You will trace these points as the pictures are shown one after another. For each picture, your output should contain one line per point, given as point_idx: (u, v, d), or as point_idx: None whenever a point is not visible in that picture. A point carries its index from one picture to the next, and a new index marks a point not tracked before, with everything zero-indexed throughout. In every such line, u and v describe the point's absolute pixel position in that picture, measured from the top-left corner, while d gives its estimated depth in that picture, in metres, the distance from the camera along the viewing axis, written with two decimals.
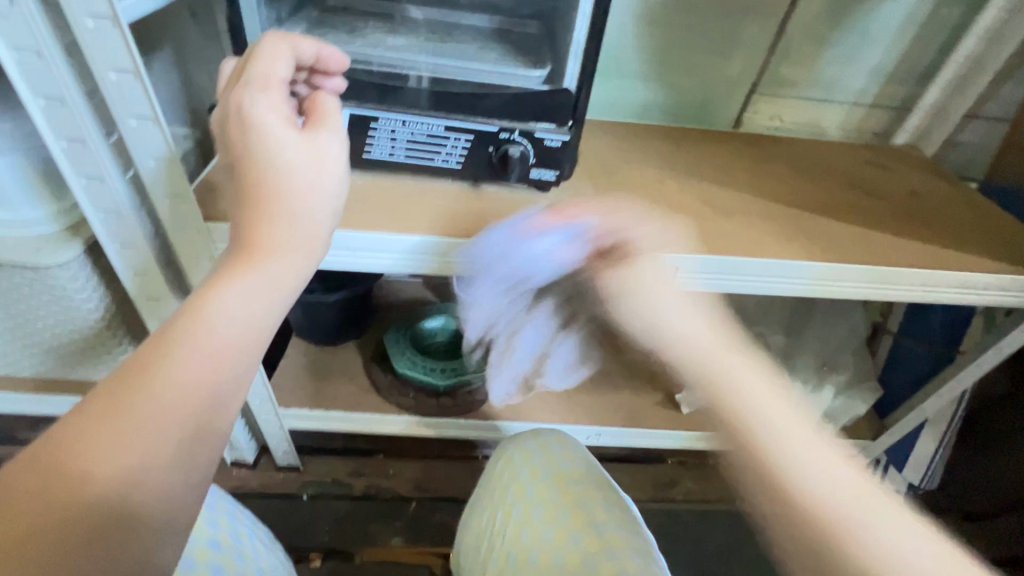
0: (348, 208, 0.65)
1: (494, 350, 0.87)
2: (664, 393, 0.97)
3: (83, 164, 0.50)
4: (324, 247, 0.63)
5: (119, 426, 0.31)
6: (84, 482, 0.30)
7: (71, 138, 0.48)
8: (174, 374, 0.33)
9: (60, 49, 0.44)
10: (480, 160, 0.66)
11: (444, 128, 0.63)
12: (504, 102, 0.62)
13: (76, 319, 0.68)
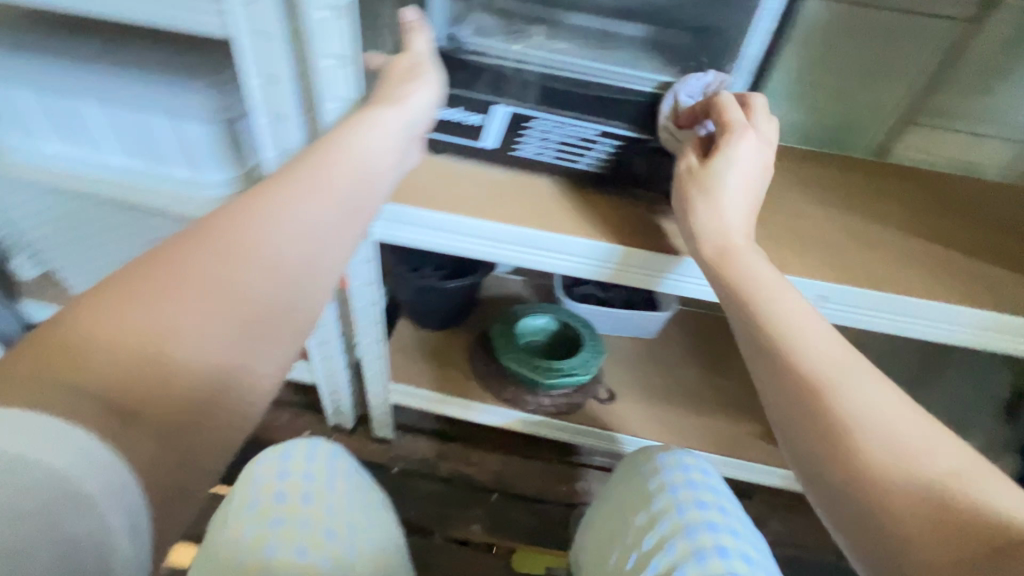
0: (490, 201, 0.67)
1: (597, 355, 0.87)
2: (764, 426, 0.92)
3: (284, 136, 0.56)
4: (464, 235, 0.66)
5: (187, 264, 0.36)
6: (146, 316, 0.34)
7: (279, 113, 0.54)
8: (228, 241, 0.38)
9: (288, 35, 0.49)
10: (624, 166, 0.66)
11: (595, 132, 0.64)
12: (662, 112, 0.62)
13: None
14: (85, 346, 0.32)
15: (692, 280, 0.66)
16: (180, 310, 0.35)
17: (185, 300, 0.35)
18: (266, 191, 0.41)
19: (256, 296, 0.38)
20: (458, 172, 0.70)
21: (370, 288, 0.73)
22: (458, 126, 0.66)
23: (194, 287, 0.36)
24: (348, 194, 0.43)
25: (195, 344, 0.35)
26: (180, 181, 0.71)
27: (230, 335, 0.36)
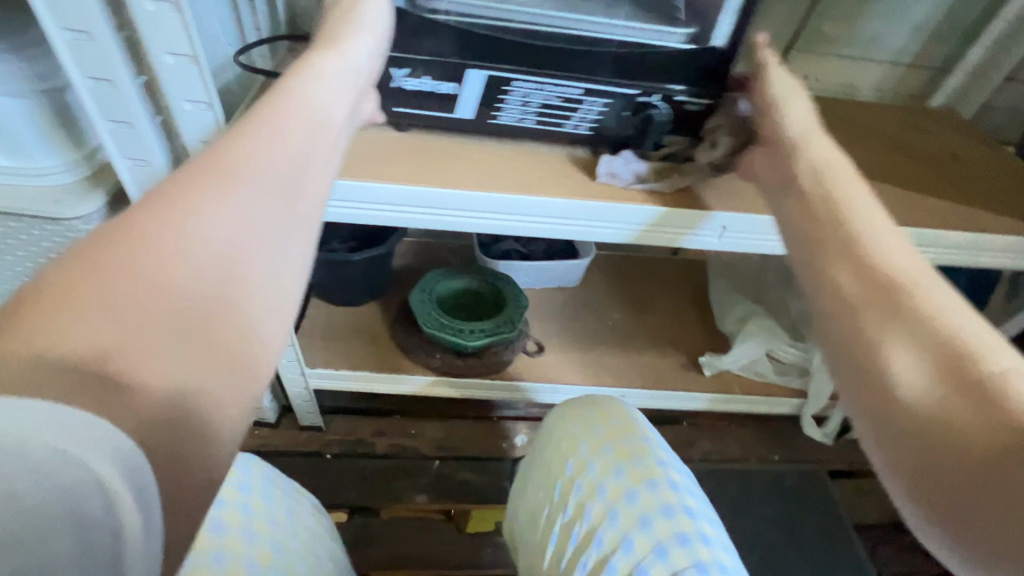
0: (380, 161, 0.60)
1: (521, 312, 0.86)
2: (686, 355, 0.96)
3: (111, 104, 0.48)
4: (355, 201, 0.58)
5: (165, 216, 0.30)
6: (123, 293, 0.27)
7: (98, 76, 0.46)
8: (209, 196, 0.31)
9: None
10: (615, 125, 0.61)
11: (580, 91, 0.58)
12: (650, 63, 0.57)
13: None
14: (44, 312, 0.25)
15: (613, 226, 0.62)
16: (151, 283, 0.28)
17: (152, 272, 0.28)
18: (233, 140, 0.34)
19: (232, 268, 0.31)
20: None
21: None
22: (429, 97, 0.58)
23: (165, 251, 0.29)
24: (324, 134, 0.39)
25: (170, 324, 0.28)
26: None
27: (211, 320, 0.29)
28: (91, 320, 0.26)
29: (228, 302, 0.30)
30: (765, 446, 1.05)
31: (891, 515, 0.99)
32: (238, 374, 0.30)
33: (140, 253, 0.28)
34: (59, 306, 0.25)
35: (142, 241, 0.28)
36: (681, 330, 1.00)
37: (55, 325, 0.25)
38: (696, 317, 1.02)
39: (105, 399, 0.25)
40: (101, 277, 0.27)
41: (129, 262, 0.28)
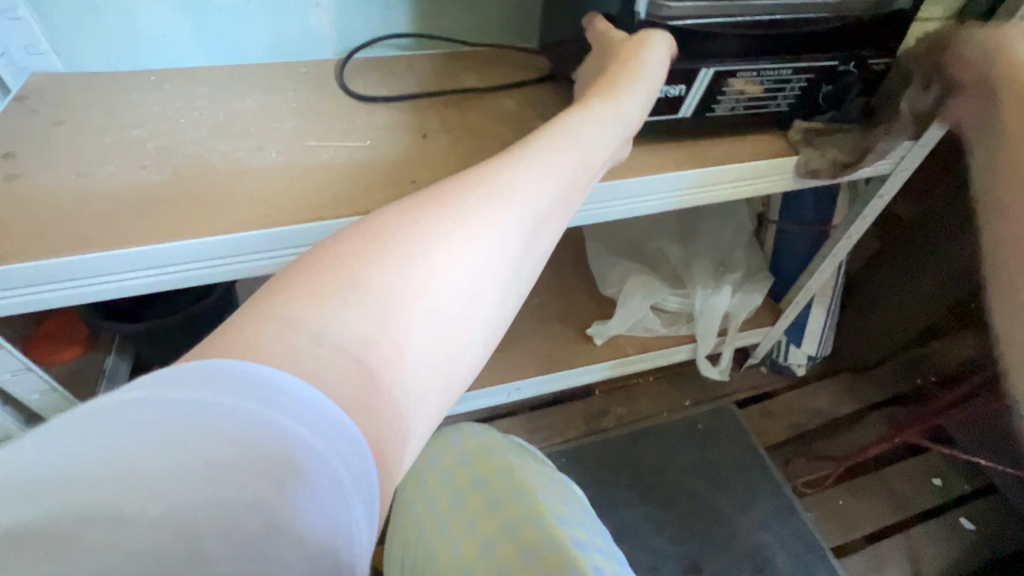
0: (138, 219, 0.49)
1: None
2: (576, 329, 0.94)
3: None
4: (119, 274, 0.48)
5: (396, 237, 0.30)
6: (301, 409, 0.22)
7: None
8: (378, 298, 0.27)
9: None
10: (811, 97, 0.63)
11: (792, 71, 0.60)
12: (787, 42, 0.58)
13: None
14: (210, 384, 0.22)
15: None
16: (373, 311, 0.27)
17: (369, 296, 0.27)
18: (511, 182, 0.34)
19: (469, 320, 0.31)
20: (85, 192, 0.51)
21: (30, 379, 0.53)
22: (659, 104, 0.58)
23: (381, 275, 0.28)
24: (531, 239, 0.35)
25: (400, 364, 0.27)
26: None
27: (414, 367, 0.28)
28: (335, 338, 0.25)
29: (441, 352, 0.29)
30: (675, 395, 1.06)
31: (797, 428, 1.04)
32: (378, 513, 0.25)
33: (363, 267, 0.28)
34: (248, 379, 0.22)
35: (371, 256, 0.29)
36: (568, 305, 0.97)
37: (277, 329, 0.25)
38: (579, 288, 1.00)
39: (368, 426, 0.25)
40: (346, 289, 0.27)
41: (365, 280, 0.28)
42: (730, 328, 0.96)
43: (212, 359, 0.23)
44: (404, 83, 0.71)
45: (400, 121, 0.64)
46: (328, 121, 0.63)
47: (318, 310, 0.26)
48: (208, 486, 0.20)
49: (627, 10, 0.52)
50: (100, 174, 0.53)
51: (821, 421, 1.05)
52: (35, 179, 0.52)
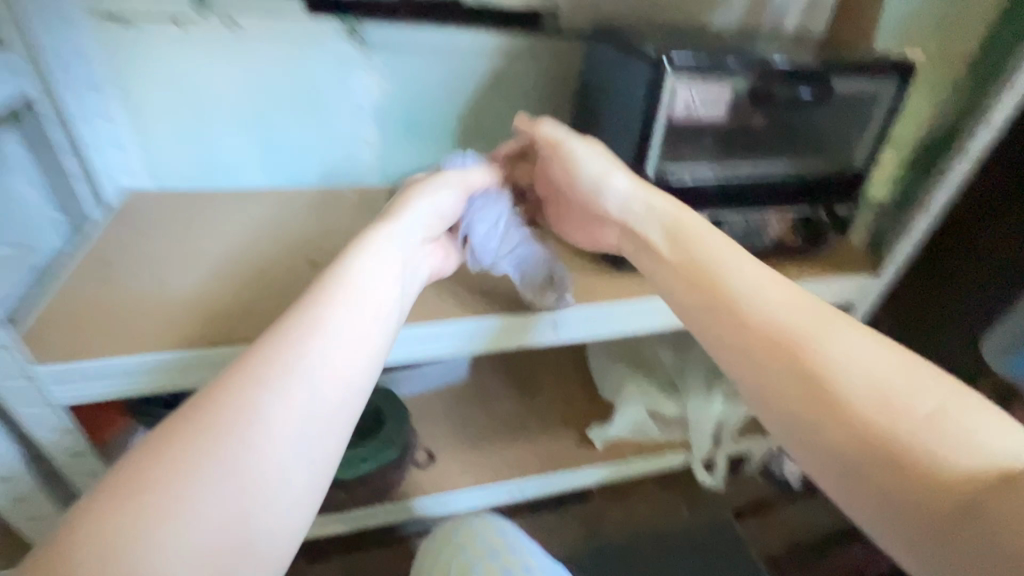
0: (190, 326, 0.57)
1: (402, 427, 0.87)
2: (576, 431, 0.99)
3: None
4: (168, 371, 0.55)
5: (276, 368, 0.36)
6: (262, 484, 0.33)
7: None
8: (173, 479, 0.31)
9: None
10: (794, 235, 0.76)
11: (771, 214, 0.73)
12: (763, 194, 0.72)
13: None
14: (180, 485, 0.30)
15: (430, 347, 0.64)
16: (241, 457, 0.32)
17: (235, 457, 0.32)
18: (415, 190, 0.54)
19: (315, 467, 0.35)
20: (166, 298, 0.60)
21: (89, 456, 0.60)
22: None
23: (252, 419, 0.34)
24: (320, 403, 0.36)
25: (310, 384, 0.36)
26: None
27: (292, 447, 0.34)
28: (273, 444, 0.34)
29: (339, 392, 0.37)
30: (672, 500, 1.08)
31: (795, 542, 1.04)
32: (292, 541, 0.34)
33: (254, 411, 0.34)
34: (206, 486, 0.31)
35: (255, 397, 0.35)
36: (569, 405, 1.03)
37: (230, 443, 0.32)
38: (580, 390, 1.06)
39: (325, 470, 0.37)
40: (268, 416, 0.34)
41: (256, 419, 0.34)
42: (722, 437, 1.01)
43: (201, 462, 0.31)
44: None
45: None
46: None
47: (207, 461, 0.31)
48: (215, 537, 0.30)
49: (640, 167, 0.66)
50: (178, 280, 0.63)
51: (818, 535, 1.06)
52: (124, 285, 0.62)
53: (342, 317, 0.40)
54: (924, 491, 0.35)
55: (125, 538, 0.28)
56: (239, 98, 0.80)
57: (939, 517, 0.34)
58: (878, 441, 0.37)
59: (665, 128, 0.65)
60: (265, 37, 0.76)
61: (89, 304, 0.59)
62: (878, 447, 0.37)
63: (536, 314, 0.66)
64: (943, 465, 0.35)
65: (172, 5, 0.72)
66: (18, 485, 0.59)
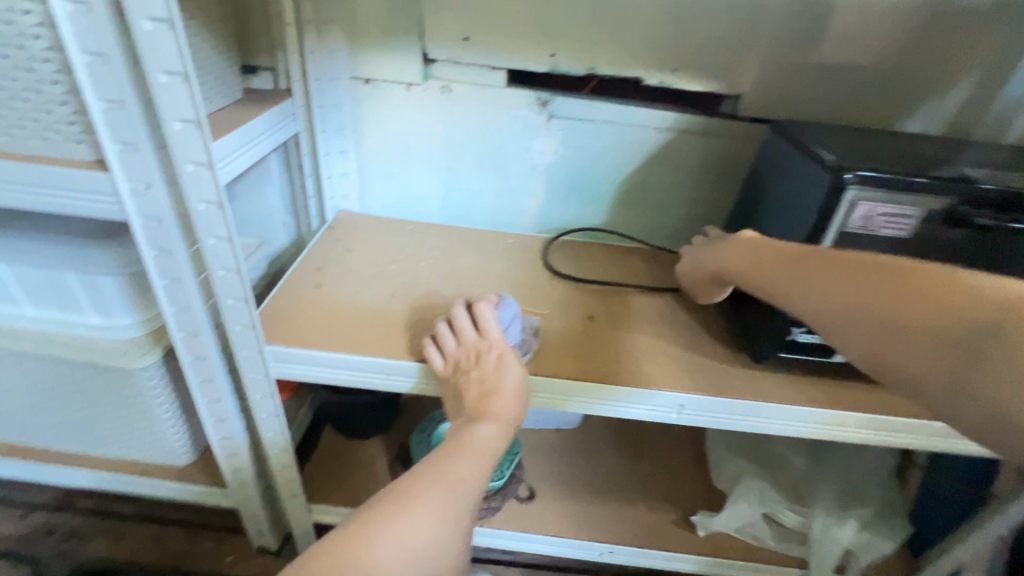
0: (367, 336, 0.69)
1: (511, 459, 0.92)
2: (679, 512, 0.95)
3: (212, 391, 0.71)
4: (345, 368, 0.67)
5: (406, 507, 0.51)
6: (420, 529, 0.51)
7: (210, 380, 0.70)
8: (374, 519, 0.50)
9: (210, 323, 0.66)
10: None
11: None
12: None
13: (146, 423, 0.82)
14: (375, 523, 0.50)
15: (555, 399, 0.69)
16: (412, 513, 0.51)
17: (410, 510, 0.51)
18: (507, 358, 0.63)
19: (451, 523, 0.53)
20: (356, 307, 0.74)
21: (273, 420, 0.74)
22: (813, 347, 0.69)
23: (415, 501, 0.52)
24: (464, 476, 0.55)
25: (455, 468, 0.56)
26: (83, 327, 0.75)
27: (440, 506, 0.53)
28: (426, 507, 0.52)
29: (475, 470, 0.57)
30: None
31: None
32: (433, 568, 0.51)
33: (389, 539, 0.49)
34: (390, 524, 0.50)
35: (387, 531, 0.50)
36: (676, 483, 1.00)
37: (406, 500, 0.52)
38: (690, 471, 1.02)
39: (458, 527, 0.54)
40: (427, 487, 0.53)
41: (393, 546, 0.49)
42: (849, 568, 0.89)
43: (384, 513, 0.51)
44: (581, 268, 0.89)
45: (573, 300, 0.81)
46: (520, 288, 0.82)
47: (397, 508, 0.51)
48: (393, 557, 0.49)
49: None
50: (366, 294, 0.77)
51: None
52: (327, 289, 0.77)
53: (455, 470, 0.55)
54: (946, 315, 0.40)
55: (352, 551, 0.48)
56: (438, 150, 0.95)
57: (961, 330, 0.39)
58: (877, 266, 0.46)
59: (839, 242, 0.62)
60: (470, 103, 0.90)
61: (301, 300, 0.75)
62: (922, 312, 0.41)
63: (643, 390, 0.67)
64: (974, 287, 0.40)
65: (408, 74, 0.88)
66: (224, 426, 0.76)
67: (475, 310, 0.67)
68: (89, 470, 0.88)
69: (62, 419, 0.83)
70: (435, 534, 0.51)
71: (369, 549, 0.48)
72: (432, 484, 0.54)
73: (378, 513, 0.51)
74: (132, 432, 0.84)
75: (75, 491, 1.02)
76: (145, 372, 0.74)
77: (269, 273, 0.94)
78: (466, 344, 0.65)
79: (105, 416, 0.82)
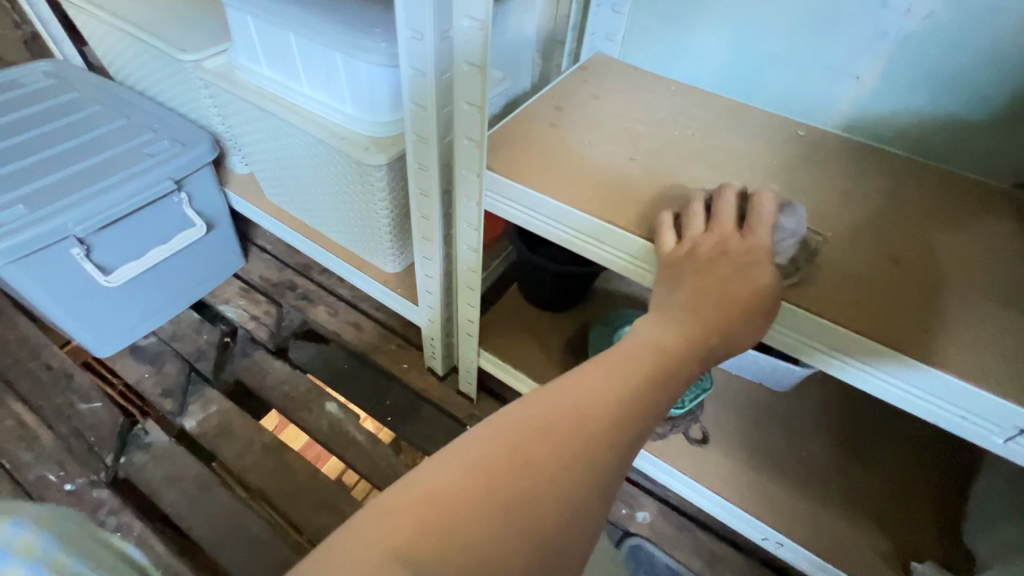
0: (592, 193, 0.58)
1: (695, 392, 0.78)
2: (892, 546, 0.72)
3: (425, 207, 0.71)
4: (556, 221, 0.58)
5: (554, 429, 0.36)
6: (555, 473, 0.35)
7: (425, 193, 0.69)
8: (492, 451, 0.35)
9: (439, 132, 0.61)
10: None
11: None
12: None
13: (368, 223, 0.89)
14: (489, 450, 0.35)
15: (804, 343, 0.51)
16: (547, 444, 0.36)
17: (544, 441, 0.36)
18: (760, 268, 0.47)
19: (601, 469, 0.37)
20: (586, 159, 0.63)
21: (473, 255, 0.72)
22: None
23: (550, 433, 0.36)
24: (628, 409, 0.38)
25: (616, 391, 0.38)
26: (339, 115, 0.80)
27: (589, 446, 0.36)
28: (568, 445, 0.36)
29: (646, 403, 0.39)
30: None
31: None
32: (571, 528, 0.36)
33: (518, 479, 0.35)
34: (516, 458, 0.35)
35: (517, 467, 0.35)
36: (902, 512, 0.74)
37: (532, 425, 0.37)
38: (931, 507, 0.75)
39: (614, 479, 0.38)
40: (570, 413, 0.37)
41: (528, 487, 0.35)
42: None
43: (503, 438, 0.36)
44: (898, 192, 0.62)
45: (875, 230, 0.57)
46: (798, 194, 0.60)
47: (524, 439, 0.36)
48: (517, 500, 0.34)
49: None
50: (601, 148, 0.64)
51: None
52: (560, 131, 0.67)
53: (617, 402, 0.38)
54: None
55: (455, 477, 0.34)
56: None
57: None
58: None
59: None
60: None
61: (532, 135, 0.66)
62: None
63: (953, 381, 0.45)
64: None
65: None
66: (428, 248, 0.76)
67: (758, 199, 0.50)
68: (324, 249, 1.01)
69: (311, 198, 0.95)
70: (581, 480, 0.36)
71: (491, 484, 0.34)
72: (581, 414, 0.37)
73: (509, 430, 0.36)
74: (356, 228, 0.92)
75: (313, 264, 1.22)
76: (377, 171, 0.77)
77: (504, 109, 0.87)
78: (718, 233, 0.49)
79: (340, 206, 0.90)
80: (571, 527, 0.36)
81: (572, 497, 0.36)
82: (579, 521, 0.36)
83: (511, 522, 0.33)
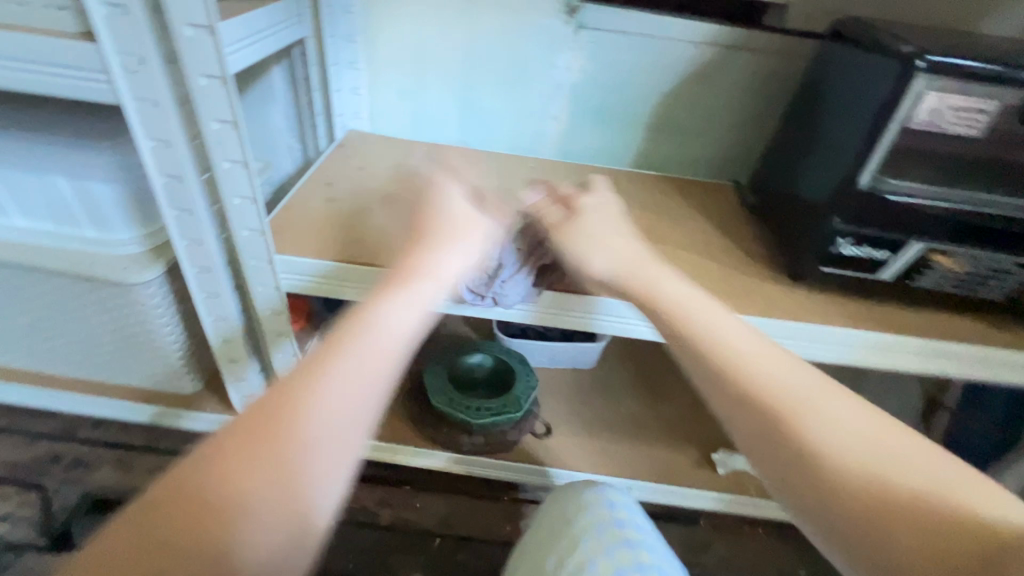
0: (385, 250, 0.65)
1: (528, 392, 0.88)
2: (698, 450, 0.93)
3: (218, 309, 0.67)
4: (359, 282, 0.63)
5: (271, 426, 0.33)
6: (280, 475, 0.32)
7: (214, 294, 0.66)
8: (195, 479, 0.31)
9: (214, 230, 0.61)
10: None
11: (1013, 263, 0.61)
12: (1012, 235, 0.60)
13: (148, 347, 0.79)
14: (196, 478, 0.31)
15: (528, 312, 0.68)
16: (265, 444, 0.32)
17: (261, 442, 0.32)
18: None
19: (340, 446, 0.34)
20: (368, 222, 0.69)
21: (288, 341, 0.71)
22: (862, 262, 0.63)
23: (268, 431, 0.32)
24: (354, 373, 0.35)
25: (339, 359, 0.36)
26: (76, 240, 0.71)
27: (318, 428, 0.33)
28: (294, 435, 0.33)
29: (375, 362, 0.36)
30: (790, 557, 0.96)
31: None
32: (317, 521, 0.33)
33: (214, 510, 0.30)
34: (228, 477, 0.31)
35: (214, 496, 0.30)
36: (696, 424, 0.96)
37: (249, 432, 0.32)
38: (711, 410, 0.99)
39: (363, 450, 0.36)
40: (289, 399, 0.33)
41: (245, 503, 0.31)
42: None
43: (211, 459, 0.31)
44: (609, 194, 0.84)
45: None
46: None
47: (237, 450, 0.32)
48: (239, 521, 0.30)
49: (850, 182, 0.61)
50: (379, 210, 0.72)
51: None
52: (337, 204, 0.72)
53: (343, 369, 0.35)
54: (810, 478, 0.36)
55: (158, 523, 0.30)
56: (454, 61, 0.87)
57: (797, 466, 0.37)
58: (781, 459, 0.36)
59: (899, 137, 0.59)
60: (494, 10, 0.82)
61: (310, 213, 0.70)
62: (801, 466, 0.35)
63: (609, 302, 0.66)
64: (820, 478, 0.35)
65: None
66: (233, 348, 0.72)
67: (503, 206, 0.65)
68: (93, 396, 0.85)
69: (60, 343, 0.80)
70: (314, 469, 0.33)
71: (195, 517, 0.30)
72: (303, 395, 0.34)
73: (217, 447, 0.32)
74: (133, 357, 0.81)
75: (79, 421, 1.01)
76: (145, 287, 0.70)
77: (274, 196, 0.88)
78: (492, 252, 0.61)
79: (105, 340, 0.79)
80: (315, 525, 0.33)
81: (306, 492, 0.32)
82: (325, 514, 0.33)
83: (233, 549, 0.30)
